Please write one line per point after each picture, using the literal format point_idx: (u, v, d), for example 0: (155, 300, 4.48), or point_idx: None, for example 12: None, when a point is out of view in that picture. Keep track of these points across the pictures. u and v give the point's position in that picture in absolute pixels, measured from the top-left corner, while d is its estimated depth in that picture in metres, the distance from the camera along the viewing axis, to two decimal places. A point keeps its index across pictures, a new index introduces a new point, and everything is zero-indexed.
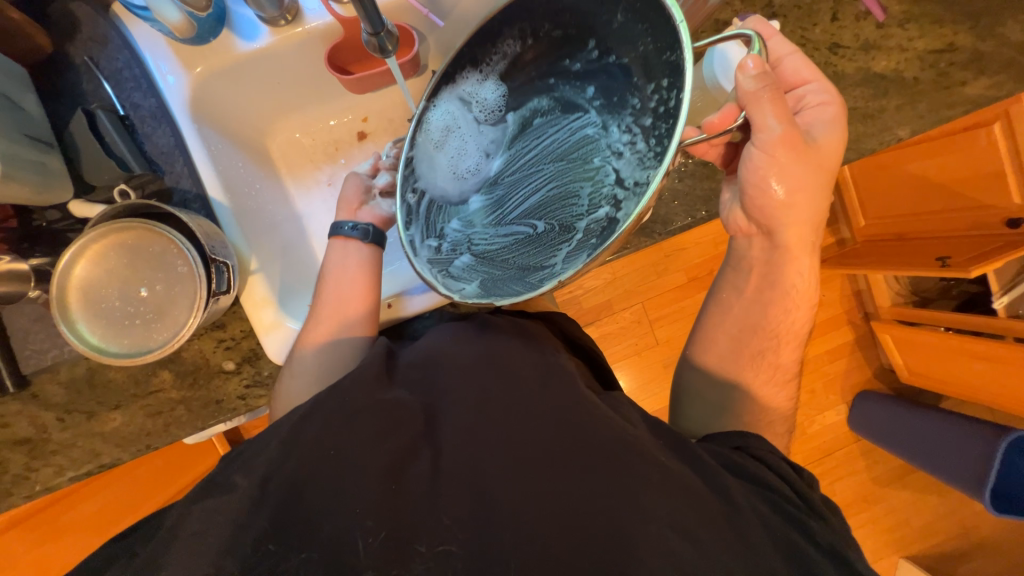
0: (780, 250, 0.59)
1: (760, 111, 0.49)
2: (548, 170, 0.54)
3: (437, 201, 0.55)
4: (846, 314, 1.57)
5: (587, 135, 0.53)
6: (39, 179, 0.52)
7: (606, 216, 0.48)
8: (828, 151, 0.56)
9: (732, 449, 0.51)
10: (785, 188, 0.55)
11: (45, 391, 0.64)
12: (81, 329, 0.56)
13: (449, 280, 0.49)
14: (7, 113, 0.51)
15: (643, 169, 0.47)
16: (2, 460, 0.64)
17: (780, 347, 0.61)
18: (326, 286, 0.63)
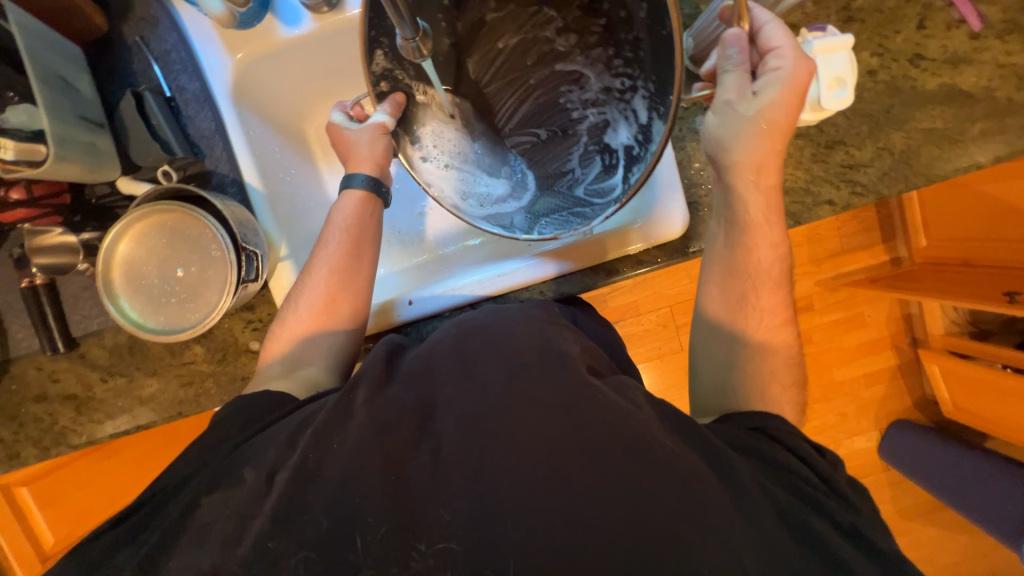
0: (749, 216, 0.54)
1: (723, 83, 0.51)
2: (526, 76, 0.60)
3: (446, 169, 0.62)
4: (891, 337, 1.48)
5: (544, 51, 0.58)
6: (89, 159, 0.54)
7: (601, 122, 0.58)
8: (776, 115, 0.50)
9: (749, 430, 0.49)
10: (742, 155, 0.52)
11: (91, 352, 0.69)
12: (123, 304, 0.60)
13: (496, 218, 0.61)
14: (64, 95, 0.53)
15: (614, 73, 0.55)
16: (52, 412, 0.70)
17: (761, 289, 0.55)
18: (333, 247, 0.61)
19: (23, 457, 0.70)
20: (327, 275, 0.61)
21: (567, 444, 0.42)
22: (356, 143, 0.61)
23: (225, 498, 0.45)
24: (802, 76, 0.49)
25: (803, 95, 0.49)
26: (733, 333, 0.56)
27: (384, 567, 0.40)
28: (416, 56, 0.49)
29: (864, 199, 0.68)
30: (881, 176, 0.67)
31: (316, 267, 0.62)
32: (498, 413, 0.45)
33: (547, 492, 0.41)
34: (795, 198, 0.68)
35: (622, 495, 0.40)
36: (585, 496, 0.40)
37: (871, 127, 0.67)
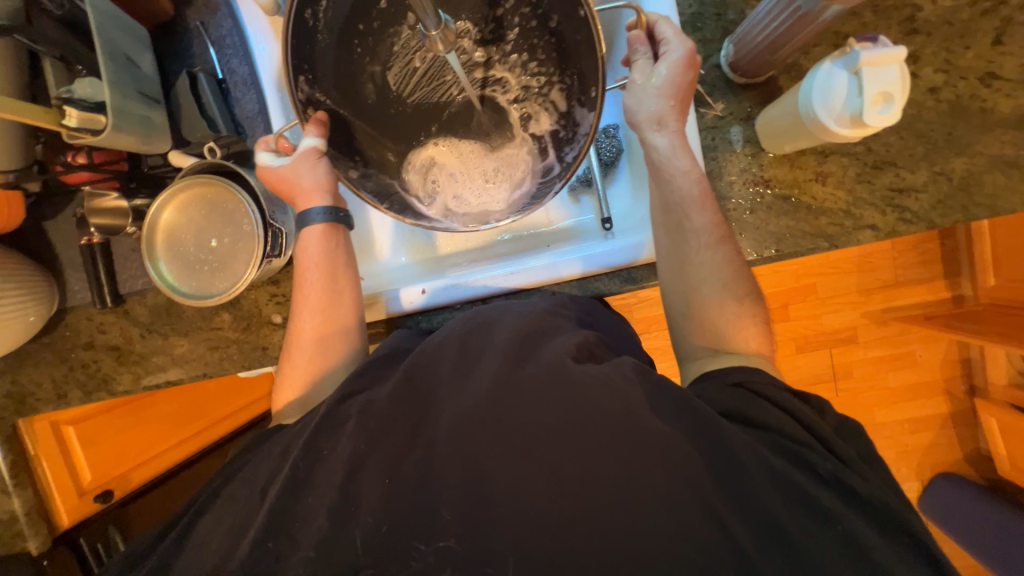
0: (662, 155, 0.58)
1: (635, 75, 0.58)
2: (451, 83, 0.63)
3: (384, 177, 0.62)
4: (944, 381, 1.38)
5: (461, 61, 0.62)
6: (144, 131, 0.59)
7: (522, 117, 0.64)
8: (677, 83, 0.56)
9: (730, 386, 0.49)
10: (655, 134, 0.58)
11: (135, 310, 0.75)
12: (161, 267, 0.64)
13: (472, 217, 0.63)
14: (127, 72, 0.58)
15: (531, 73, 0.61)
16: (96, 359, 0.76)
17: (692, 211, 0.57)
18: (312, 286, 0.60)
19: (70, 398, 0.77)
20: (311, 316, 0.60)
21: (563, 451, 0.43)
22: (301, 176, 0.61)
23: (226, 505, 0.48)
24: (685, 52, 0.55)
25: (693, 63, 0.56)
26: (674, 256, 0.58)
27: (384, 565, 0.41)
28: (437, 48, 0.49)
29: (912, 227, 0.62)
30: (934, 204, 0.62)
31: (301, 312, 0.60)
32: (495, 411, 0.45)
33: (537, 494, 0.42)
34: (833, 220, 0.64)
35: (615, 510, 0.40)
36: (575, 507, 0.41)
37: (927, 149, 0.62)
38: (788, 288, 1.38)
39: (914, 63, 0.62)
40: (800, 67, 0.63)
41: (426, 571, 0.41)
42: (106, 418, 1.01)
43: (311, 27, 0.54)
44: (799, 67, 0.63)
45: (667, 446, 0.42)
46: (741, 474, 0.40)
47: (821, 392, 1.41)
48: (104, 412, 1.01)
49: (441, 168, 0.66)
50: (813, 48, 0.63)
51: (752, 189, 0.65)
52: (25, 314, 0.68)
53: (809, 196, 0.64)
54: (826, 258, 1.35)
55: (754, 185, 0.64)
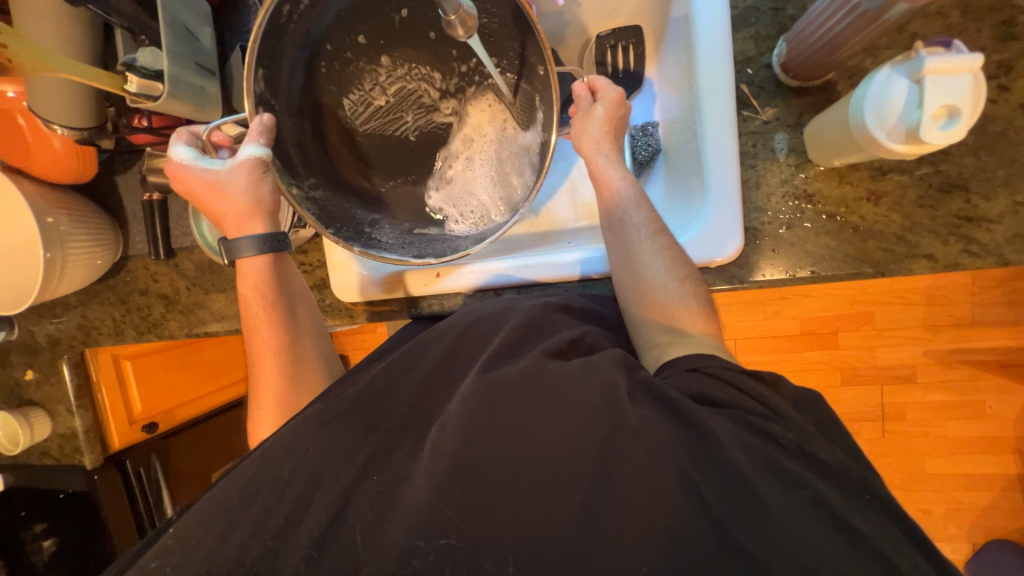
0: (600, 169, 0.62)
1: (578, 116, 0.64)
2: (411, 119, 0.67)
3: (341, 199, 0.63)
4: (1015, 439, 1.23)
5: (422, 102, 0.66)
6: (196, 101, 0.64)
7: (467, 165, 0.70)
8: (609, 115, 0.62)
9: (683, 372, 0.48)
10: (595, 156, 0.62)
11: (183, 264, 0.82)
12: (202, 228, 0.73)
13: (425, 248, 0.65)
14: (186, 44, 0.62)
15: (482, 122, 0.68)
16: (149, 305, 0.85)
17: (631, 211, 0.60)
18: (267, 329, 0.63)
19: (126, 336, 0.86)
20: (272, 360, 0.63)
21: (546, 436, 0.42)
22: (234, 194, 0.60)
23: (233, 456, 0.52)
24: (615, 95, 0.64)
25: (621, 101, 0.63)
26: (620, 252, 0.60)
27: (382, 563, 0.40)
28: (456, 33, 0.51)
29: (978, 261, 0.55)
30: (1010, 237, 0.54)
31: (261, 360, 0.63)
32: (484, 394, 0.45)
33: (519, 482, 0.41)
34: (882, 244, 0.57)
35: (602, 510, 0.39)
36: (555, 498, 0.40)
37: (1010, 174, 0.54)
38: (839, 313, 1.26)
39: (1005, 73, 0.54)
40: (865, 71, 0.57)
41: (426, 570, 0.39)
42: (158, 358, 1.11)
43: (285, 22, 0.55)
44: (863, 72, 0.58)
45: (657, 463, 0.40)
46: (736, 507, 0.38)
47: (863, 429, 1.30)
48: (160, 351, 1.12)
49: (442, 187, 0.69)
50: (882, 51, 0.57)
51: (791, 203, 0.60)
52: (94, 258, 0.76)
53: (857, 216, 0.58)
54: (888, 286, 1.23)
55: (794, 199, 0.59)
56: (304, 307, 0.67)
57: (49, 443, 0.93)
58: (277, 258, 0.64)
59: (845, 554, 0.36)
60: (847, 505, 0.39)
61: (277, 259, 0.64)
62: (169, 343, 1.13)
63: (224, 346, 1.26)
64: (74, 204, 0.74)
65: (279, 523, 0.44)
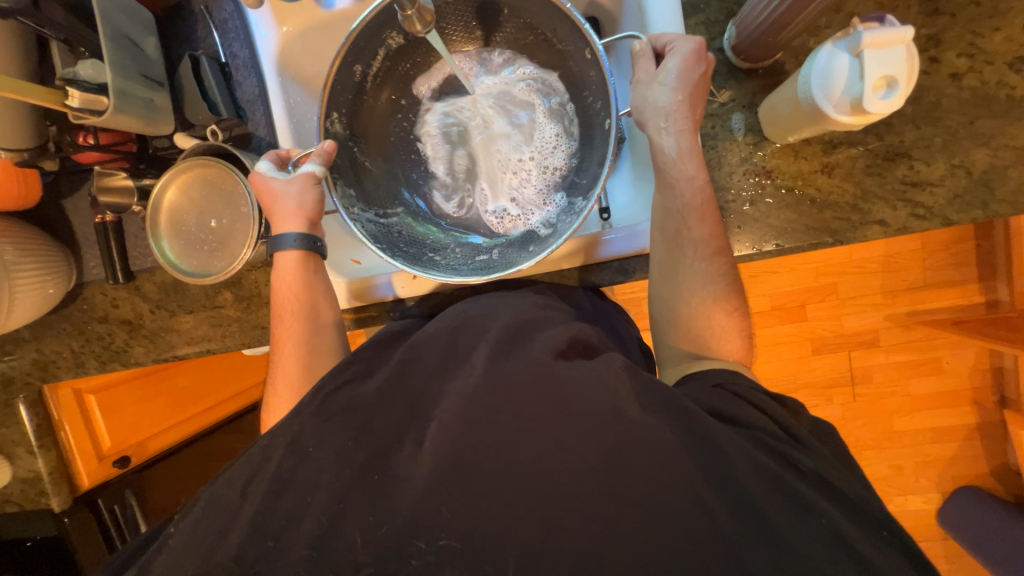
0: (668, 158, 0.56)
1: (642, 83, 0.57)
2: (480, 154, 0.70)
3: (414, 228, 0.67)
4: (972, 391, 1.32)
5: (484, 136, 0.70)
6: (145, 113, 0.61)
7: (526, 184, 0.68)
8: (686, 77, 0.54)
9: (709, 387, 0.49)
10: (666, 137, 0.56)
11: (145, 286, 0.78)
12: (164, 245, 0.68)
13: (483, 266, 0.62)
14: (129, 53, 0.60)
15: (536, 136, 0.68)
16: (111, 332, 0.80)
17: (691, 222, 0.56)
18: (292, 317, 0.62)
19: (88, 367, 0.81)
20: (295, 350, 0.61)
21: (546, 432, 0.42)
22: (283, 195, 0.60)
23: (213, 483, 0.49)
24: (696, 45, 0.55)
25: (702, 55, 0.55)
26: (665, 261, 0.58)
27: (384, 564, 0.40)
28: (414, 28, 0.51)
29: (924, 223, 0.59)
30: (951, 199, 0.58)
31: (283, 344, 0.61)
32: (484, 389, 0.46)
33: (518, 482, 0.41)
34: (838, 214, 0.61)
35: (597, 508, 0.39)
36: (553, 497, 0.40)
37: (946, 139, 0.58)
38: (806, 287, 1.32)
39: (934, 46, 0.57)
40: (808, 50, 0.60)
41: (426, 570, 0.39)
42: (124, 390, 1.05)
43: (361, 82, 0.63)
44: (808, 50, 0.60)
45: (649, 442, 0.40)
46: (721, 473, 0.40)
47: (836, 395, 1.36)
48: (127, 381, 1.05)
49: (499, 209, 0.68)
50: (823, 30, 0.60)
51: (752, 180, 0.62)
52: (44, 286, 0.72)
53: (813, 188, 0.61)
54: (848, 256, 1.30)
55: (756, 176, 0.62)
56: (326, 301, 0.63)
57: (12, 488, 0.89)
58: (313, 258, 0.63)
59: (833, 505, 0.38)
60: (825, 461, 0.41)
61: (314, 258, 0.63)
62: (136, 373, 1.06)
63: (195, 369, 1.17)
64: (18, 232, 0.70)
65: (279, 522, 0.43)
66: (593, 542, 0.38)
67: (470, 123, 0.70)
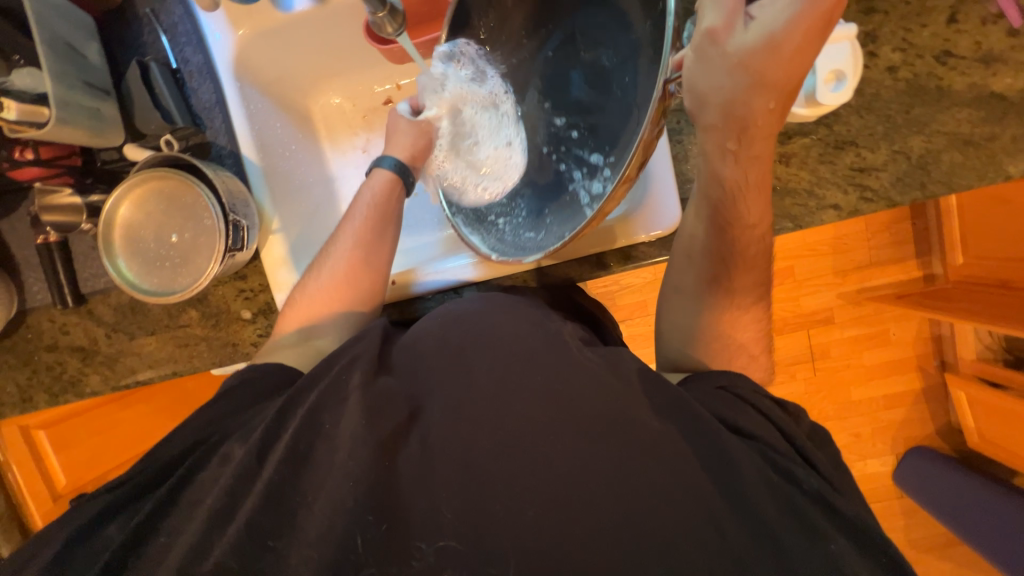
0: (735, 206, 0.52)
1: (716, 51, 0.45)
2: (550, 96, 0.58)
3: (501, 182, 0.63)
4: (916, 358, 1.43)
5: (549, 74, 0.57)
6: (92, 124, 0.58)
7: (576, 132, 0.56)
8: (777, 62, 0.45)
9: (713, 390, 0.51)
10: (733, 147, 0.50)
11: (98, 309, 0.73)
12: (120, 264, 0.63)
13: (524, 247, 0.58)
14: (70, 61, 0.56)
15: (586, 70, 0.54)
16: (61, 361, 0.74)
17: (735, 272, 0.55)
18: (354, 223, 0.64)
19: (37, 401, 0.75)
20: (347, 251, 0.63)
21: (540, 420, 0.43)
22: (400, 131, 0.67)
23: None
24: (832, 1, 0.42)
25: (826, 22, 0.42)
26: (693, 300, 0.57)
27: (385, 566, 0.39)
28: (385, 31, 0.53)
29: (873, 205, 0.63)
30: (894, 181, 0.63)
31: (338, 244, 0.63)
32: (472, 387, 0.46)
33: (516, 474, 0.41)
34: (797, 200, 0.64)
35: (593, 489, 0.40)
36: (551, 487, 0.40)
37: (886, 128, 0.63)
38: None
39: (872, 41, 0.62)
40: None
41: (427, 572, 0.39)
42: (74, 424, 0.96)
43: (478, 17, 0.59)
44: None
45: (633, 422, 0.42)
46: None
47: (799, 371, 1.44)
48: (78, 415, 0.96)
49: (556, 168, 0.58)
50: None
51: None
52: None
53: (773, 177, 0.65)
54: (803, 240, 1.38)
55: None
56: (394, 232, 0.65)
57: None
58: (399, 188, 0.66)
59: None
60: None
61: (399, 188, 0.66)
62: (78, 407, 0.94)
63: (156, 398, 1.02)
64: None
65: None
66: (588, 523, 0.39)
67: (540, 54, 0.58)
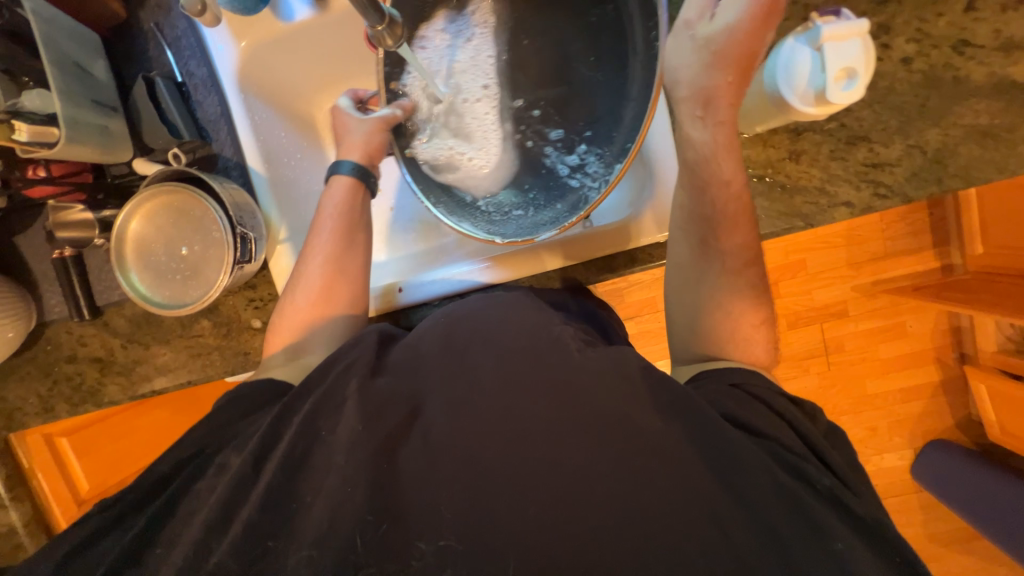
0: (704, 160, 0.54)
1: (683, 35, 0.54)
2: (510, 85, 0.62)
3: (475, 168, 0.62)
4: (934, 351, 1.40)
5: (501, 66, 0.62)
6: (99, 141, 0.58)
7: (542, 116, 0.60)
8: (732, 43, 0.51)
9: (728, 386, 0.50)
10: (705, 119, 0.54)
11: (114, 321, 0.75)
12: (132, 278, 0.65)
13: (511, 226, 0.59)
14: (77, 79, 0.57)
15: (545, 61, 0.59)
16: (80, 372, 0.76)
17: (721, 232, 0.54)
18: (322, 234, 0.62)
19: (58, 410, 0.77)
20: (320, 263, 0.61)
21: (541, 425, 0.43)
22: (352, 131, 0.64)
23: None
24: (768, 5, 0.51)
25: (768, 15, 0.50)
26: (689, 275, 0.57)
27: (385, 564, 0.39)
28: (385, 44, 0.53)
29: (887, 202, 0.62)
30: (910, 176, 0.61)
31: (309, 259, 0.62)
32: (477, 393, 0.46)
33: (517, 478, 0.41)
34: (808, 198, 0.63)
35: (590, 489, 0.40)
36: (553, 489, 0.40)
37: (901, 122, 0.61)
38: (776, 264, 1.38)
39: (885, 33, 0.60)
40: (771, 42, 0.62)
41: (428, 572, 0.39)
42: (97, 431, 0.99)
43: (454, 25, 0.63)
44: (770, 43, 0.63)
45: None
46: None
47: (812, 365, 1.42)
48: (98, 423, 0.98)
49: (530, 146, 0.61)
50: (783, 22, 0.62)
51: None
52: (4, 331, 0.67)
53: (783, 175, 0.63)
54: (814, 233, 1.35)
55: None
56: (365, 234, 0.64)
57: None
58: (363, 191, 0.65)
59: None
60: None
61: (363, 191, 0.65)
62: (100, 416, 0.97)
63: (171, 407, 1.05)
64: None
65: None
66: (588, 523, 0.39)
67: (495, 51, 0.62)
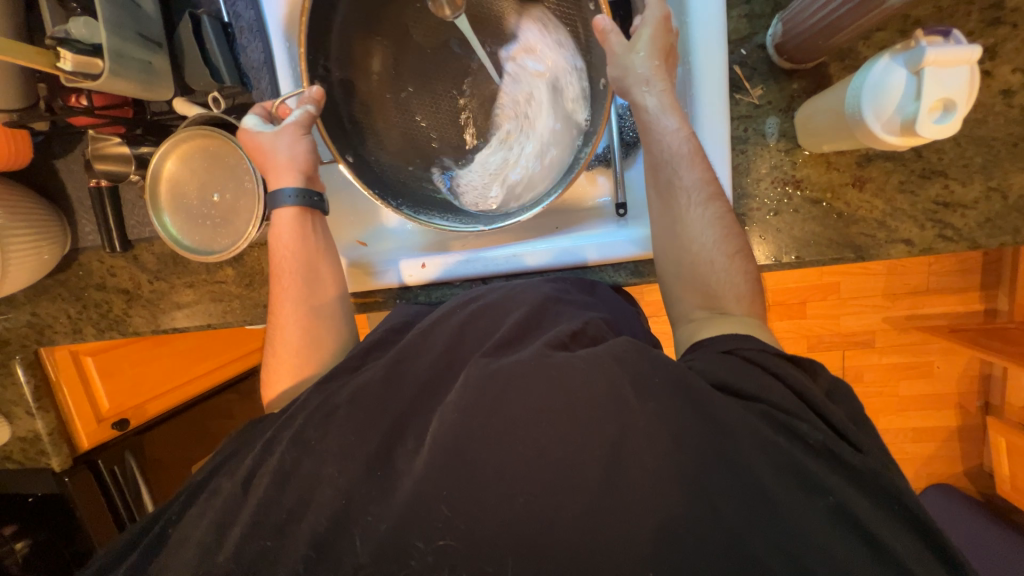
0: (650, 115, 0.55)
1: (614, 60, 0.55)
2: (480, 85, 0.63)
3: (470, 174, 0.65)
4: (958, 396, 1.35)
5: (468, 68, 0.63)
6: (143, 77, 0.58)
7: (509, 117, 0.64)
8: (656, 42, 0.54)
9: (720, 355, 0.46)
10: (653, 106, 0.55)
11: (143, 256, 0.76)
12: (166, 219, 0.65)
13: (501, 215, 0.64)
14: (124, 9, 0.56)
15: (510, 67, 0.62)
16: (108, 300, 0.78)
17: (681, 168, 0.54)
18: (291, 274, 0.59)
19: (86, 334, 0.80)
20: (295, 305, 0.59)
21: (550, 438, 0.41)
22: (277, 148, 0.59)
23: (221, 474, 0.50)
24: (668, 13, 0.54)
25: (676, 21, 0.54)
26: (668, 229, 0.55)
27: (377, 555, 0.40)
28: (443, 12, 0.60)
29: (951, 245, 0.57)
30: (983, 222, 0.56)
31: (282, 303, 0.59)
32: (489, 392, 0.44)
33: (519, 484, 0.40)
34: (864, 230, 0.59)
35: (600, 510, 0.38)
36: (558, 504, 0.39)
37: (987, 160, 0.56)
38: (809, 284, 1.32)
39: (990, 58, 0.54)
40: (857, 55, 0.57)
41: (427, 570, 0.39)
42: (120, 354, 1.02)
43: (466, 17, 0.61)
44: (856, 55, 0.57)
45: (658, 459, 0.39)
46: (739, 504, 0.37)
47: None
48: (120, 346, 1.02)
49: (511, 141, 0.65)
50: (875, 33, 0.57)
51: (780, 189, 0.60)
52: (40, 253, 0.69)
53: (842, 202, 0.59)
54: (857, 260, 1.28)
55: (782, 185, 0.60)
56: (328, 262, 0.61)
57: (12, 446, 0.91)
58: (315, 216, 0.62)
59: (848, 527, 0.37)
60: (851, 497, 0.38)
61: (316, 216, 0.62)
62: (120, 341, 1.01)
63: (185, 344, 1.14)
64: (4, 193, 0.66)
65: (280, 518, 0.44)
66: (586, 545, 0.38)
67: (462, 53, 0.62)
